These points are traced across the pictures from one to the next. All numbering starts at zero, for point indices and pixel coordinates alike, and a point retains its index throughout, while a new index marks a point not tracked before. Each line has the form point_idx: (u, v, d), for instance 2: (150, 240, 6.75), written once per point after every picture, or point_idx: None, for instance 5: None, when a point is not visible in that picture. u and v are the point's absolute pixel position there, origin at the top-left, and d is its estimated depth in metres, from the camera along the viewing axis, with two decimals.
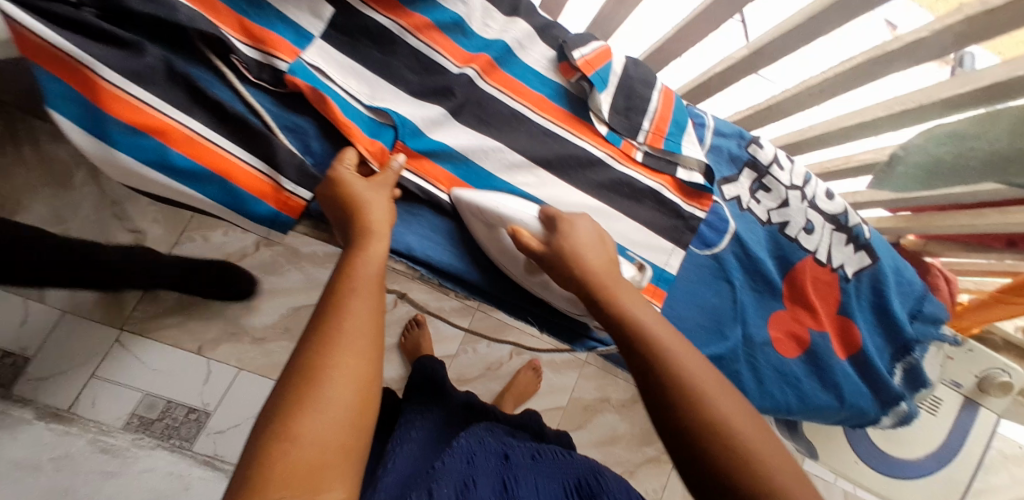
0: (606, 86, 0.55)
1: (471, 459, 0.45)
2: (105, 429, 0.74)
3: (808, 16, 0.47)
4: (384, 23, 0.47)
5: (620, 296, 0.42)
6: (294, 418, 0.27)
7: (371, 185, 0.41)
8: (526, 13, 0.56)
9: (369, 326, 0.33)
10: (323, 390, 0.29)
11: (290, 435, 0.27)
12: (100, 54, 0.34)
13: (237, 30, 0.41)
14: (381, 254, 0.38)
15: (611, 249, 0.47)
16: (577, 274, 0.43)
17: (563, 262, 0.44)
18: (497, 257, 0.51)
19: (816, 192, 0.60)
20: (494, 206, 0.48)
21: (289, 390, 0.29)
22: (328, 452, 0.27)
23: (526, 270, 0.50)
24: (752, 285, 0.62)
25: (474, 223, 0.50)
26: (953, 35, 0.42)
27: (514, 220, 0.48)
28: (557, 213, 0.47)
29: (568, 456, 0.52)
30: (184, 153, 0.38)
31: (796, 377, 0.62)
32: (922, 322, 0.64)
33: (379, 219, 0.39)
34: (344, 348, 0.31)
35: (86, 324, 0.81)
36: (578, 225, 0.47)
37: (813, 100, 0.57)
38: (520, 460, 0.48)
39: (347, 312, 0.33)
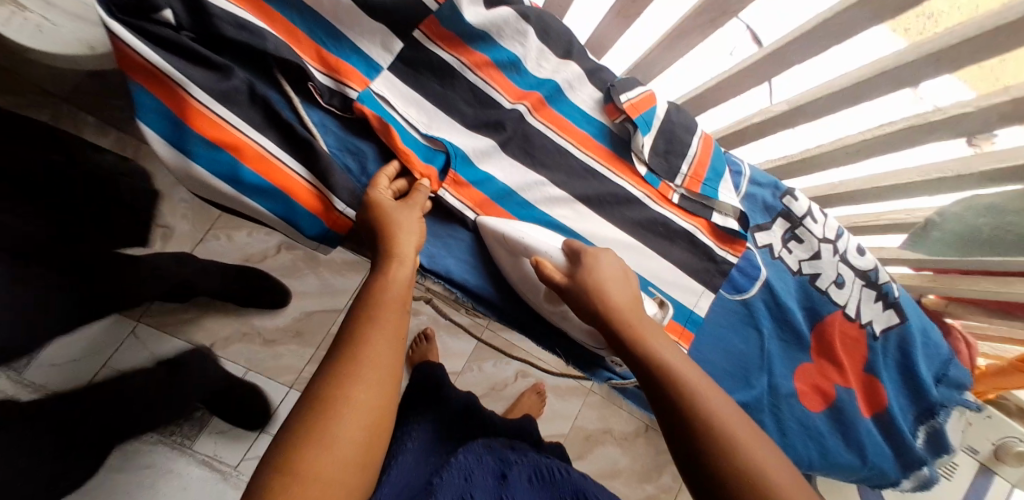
0: (649, 129, 0.57)
1: (469, 476, 0.44)
2: None
3: (853, 82, 0.48)
4: (447, 58, 0.50)
5: (648, 338, 0.43)
6: (302, 449, 0.28)
7: (403, 209, 0.42)
8: (579, 57, 0.58)
9: (386, 355, 0.33)
10: (335, 422, 0.29)
11: (296, 466, 0.27)
12: (194, 75, 0.37)
13: (315, 59, 0.44)
14: (403, 280, 0.38)
15: (634, 285, 0.48)
16: (600, 310, 0.44)
17: (587, 296, 0.44)
18: (518, 284, 0.52)
19: (848, 248, 0.61)
20: (519, 235, 0.49)
21: (303, 418, 0.30)
22: (332, 489, 0.28)
23: (546, 298, 0.51)
24: (780, 335, 0.62)
25: (497, 250, 0.51)
26: (997, 114, 0.43)
27: (538, 252, 0.49)
28: (581, 247, 0.48)
29: (567, 475, 0.49)
30: (254, 170, 0.40)
31: (820, 432, 0.62)
32: (947, 386, 0.64)
33: (405, 244, 0.40)
34: (358, 378, 0.31)
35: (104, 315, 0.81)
36: (601, 260, 0.47)
37: (849, 158, 0.58)
38: (519, 480, 0.46)
39: (363, 341, 0.33)
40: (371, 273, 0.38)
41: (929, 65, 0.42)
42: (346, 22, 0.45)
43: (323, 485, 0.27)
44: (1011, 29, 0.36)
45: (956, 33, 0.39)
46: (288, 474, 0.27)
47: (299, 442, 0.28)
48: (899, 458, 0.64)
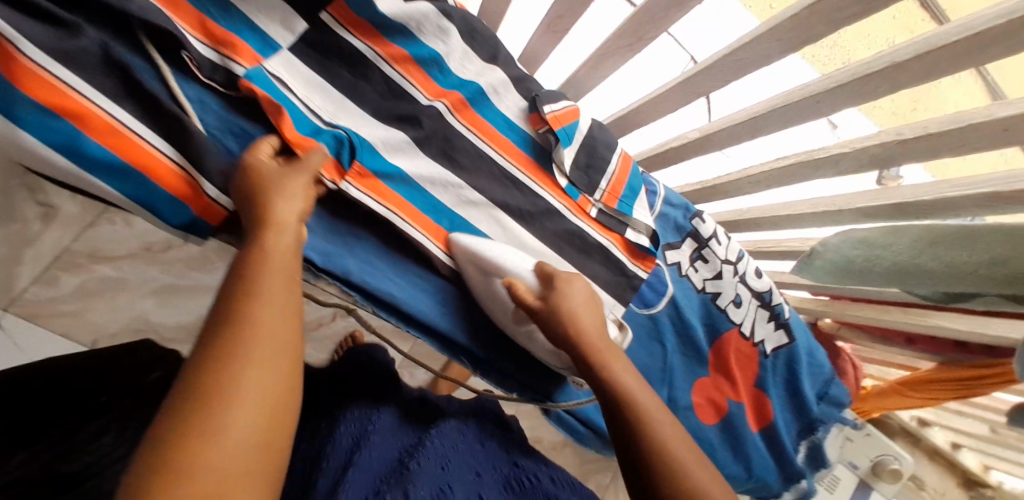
0: (570, 142, 0.57)
1: (446, 465, 0.41)
2: None
3: (752, 115, 0.51)
4: (361, 48, 0.47)
5: (610, 360, 0.42)
6: (181, 446, 0.21)
7: (285, 173, 0.38)
8: (503, 64, 0.57)
9: (277, 327, 0.28)
10: (224, 407, 0.23)
11: (180, 469, 0.21)
12: (24, 27, 0.32)
13: (196, 29, 0.40)
14: (287, 247, 0.34)
15: (602, 308, 0.48)
16: (571, 335, 0.43)
17: (557, 322, 0.44)
18: (487, 303, 0.52)
19: (747, 270, 0.63)
20: (491, 258, 0.49)
21: (174, 413, 0.23)
22: (234, 481, 0.22)
23: (513, 319, 0.51)
24: (683, 351, 0.64)
25: (469, 271, 0.51)
26: (868, 156, 0.47)
27: (510, 273, 0.48)
28: (554, 271, 0.48)
29: (538, 479, 0.44)
30: (102, 144, 0.35)
31: (711, 445, 0.64)
32: (828, 404, 0.67)
33: (287, 210, 0.36)
34: (246, 354, 0.26)
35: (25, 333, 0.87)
36: (573, 285, 0.46)
37: (751, 188, 0.62)
38: (493, 484, 0.42)
39: (247, 314, 0.28)
40: (246, 244, 0.33)
41: (812, 106, 0.45)
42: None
43: (218, 482, 0.21)
44: (875, 79, 0.39)
45: (831, 78, 0.42)
46: (165, 483, 0.20)
47: (174, 441, 0.22)
48: (781, 471, 0.67)
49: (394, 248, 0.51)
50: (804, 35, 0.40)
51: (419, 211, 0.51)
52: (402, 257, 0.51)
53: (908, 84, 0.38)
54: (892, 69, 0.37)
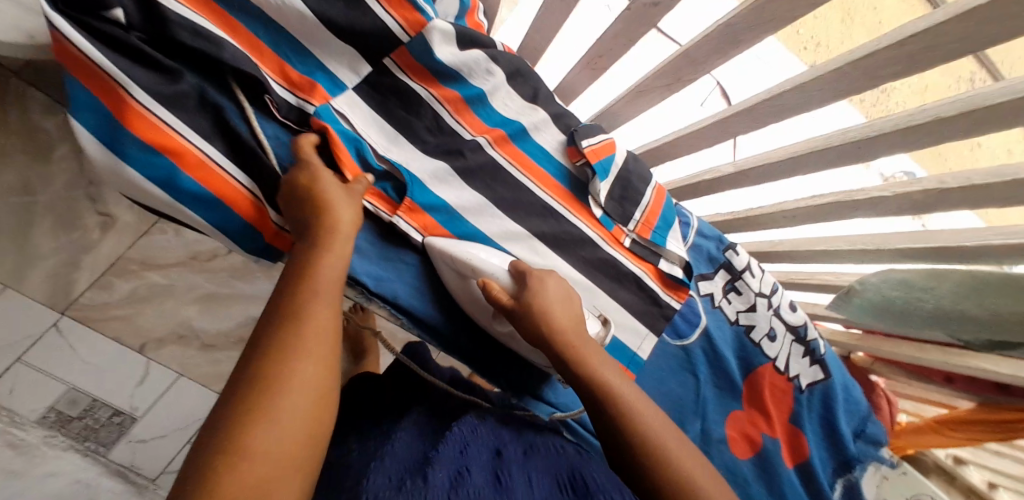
0: (606, 175, 0.59)
1: (465, 448, 0.47)
2: (19, 420, 0.81)
3: (788, 156, 0.53)
4: (418, 90, 0.50)
5: (590, 358, 0.45)
6: (248, 429, 0.27)
7: (342, 189, 0.41)
8: (544, 102, 0.59)
9: (329, 331, 0.33)
10: (277, 397, 0.28)
11: (244, 446, 0.26)
12: (137, 76, 0.36)
13: (277, 73, 0.43)
14: (345, 256, 0.38)
15: (577, 305, 0.50)
16: (545, 334, 0.45)
17: (532, 320, 0.46)
18: (467, 304, 0.53)
19: (781, 303, 0.64)
20: (468, 257, 0.49)
21: (242, 395, 0.28)
22: (283, 464, 0.27)
23: (494, 318, 0.52)
24: (716, 383, 0.64)
25: (445, 269, 0.51)
26: (910, 200, 0.48)
27: (485, 274, 0.49)
28: (528, 270, 0.50)
29: (561, 450, 0.55)
30: (195, 179, 0.39)
31: (746, 479, 0.63)
32: (864, 442, 0.68)
33: (346, 222, 0.39)
34: (302, 355, 0.31)
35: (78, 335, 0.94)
36: (547, 282, 0.49)
37: (786, 222, 0.63)
38: (515, 457, 0.50)
39: (308, 317, 0.32)
40: (310, 247, 0.37)
41: (852, 150, 0.47)
42: (304, 34, 0.43)
43: (270, 462, 0.27)
44: (920, 129, 0.40)
45: (874, 126, 0.43)
46: (231, 456, 0.26)
47: (240, 421, 0.27)
48: None
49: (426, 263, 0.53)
50: (849, 85, 0.42)
51: (439, 226, 0.52)
52: (419, 260, 0.52)
53: (952, 137, 0.39)
54: (937, 122, 0.38)
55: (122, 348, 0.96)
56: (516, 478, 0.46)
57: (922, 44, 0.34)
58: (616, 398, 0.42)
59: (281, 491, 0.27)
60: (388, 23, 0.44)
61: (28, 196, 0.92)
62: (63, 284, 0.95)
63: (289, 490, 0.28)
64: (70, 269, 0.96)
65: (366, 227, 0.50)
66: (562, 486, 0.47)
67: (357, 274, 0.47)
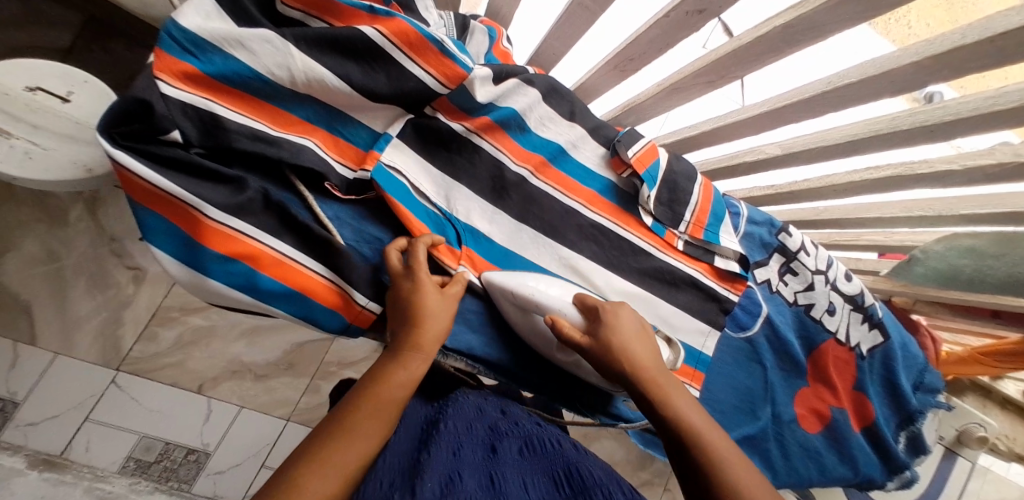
0: (654, 182, 0.58)
1: (458, 451, 0.43)
2: (99, 473, 0.78)
3: (847, 138, 0.52)
4: (457, 129, 0.49)
5: (672, 395, 0.44)
6: (316, 462, 0.33)
7: (442, 298, 0.42)
8: (581, 117, 0.58)
9: (399, 394, 0.38)
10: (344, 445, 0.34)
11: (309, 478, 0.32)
12: (203, 191, 0.35)
13: (329, 146, 0.41)
14: (436, 334, 0.41)
15: (653, 338, 0.48)
16: (625, 373, 0.44)
17: (609, 359, 0.45)
18: (529, 335, 0.51)
19: (837, 276, 0.65)
20: (527, 292, 0.48)
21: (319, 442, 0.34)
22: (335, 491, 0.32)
23: (558, 347, 0.51)
24: (780, 365, 0.65)
25: (506, 306, 0.50)
26: (982, 173, 0.47)
27: (552, 310, 0.47)
28: (599, 304, 0.47)
29: (560, 448, 0.48)
30: (274, 277, 0.38)
31: (817, 451, 0.66)
32: (924, 392, 0.70)
33: (435, 316, 0.41)
34: (376, 412, 0.37)
35: (140, 380, 0.96)
36: (621, 315, 0.47)
37: (835, 194, 0.63)
38: (510, 455, 0.45)
39: (387, 377, 0.38)
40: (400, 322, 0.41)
41: (924, 133, 0.46)
42: (353, 107, 0.41)
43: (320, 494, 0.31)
44: (1003, 113, 0.40)
45: (949, 110, 0.43)
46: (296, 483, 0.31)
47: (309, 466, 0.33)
48: (886, 464, 0.69)
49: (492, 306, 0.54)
50: (924, 75, 0.41)
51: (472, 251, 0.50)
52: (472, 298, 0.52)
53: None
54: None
55: (181, 392, 0.99)
56: (513, 482, 0.40)
57: (1017, 39, 0.34)
58: (687, 422, 0.42)
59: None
60: (427, 81, 0.41)
61: (54, 262, 0.90)
62: (111, 344, 0.95)
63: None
64: (114, 327, 0.96)
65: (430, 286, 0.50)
66: (560, 484, 0.42)
67: None
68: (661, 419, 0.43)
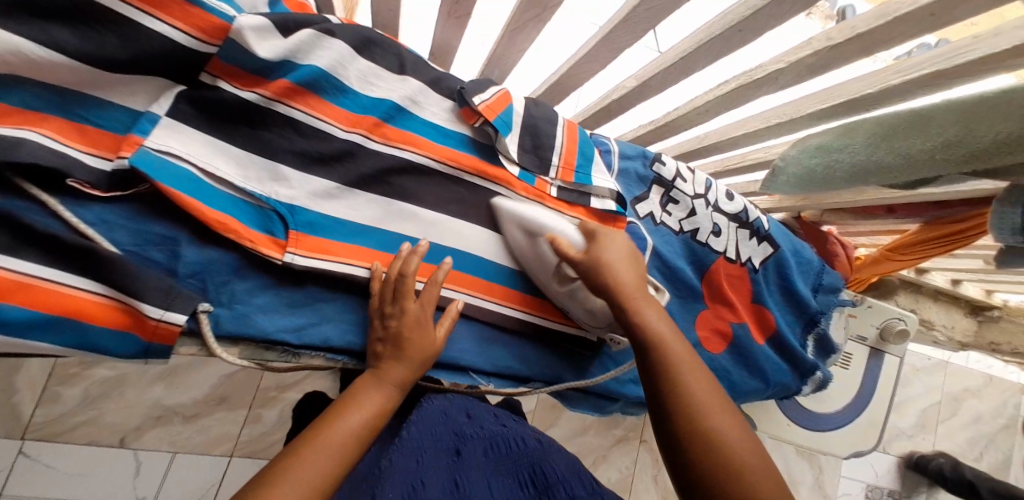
0: (509, 129, 0.55)
1: (420, 457, 0.43)
2: None
3: (680, 55, 0.50)
4: (252, 98, 0.42)
5: (645, 310, 0.47)
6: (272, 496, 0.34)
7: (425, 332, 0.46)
8: (414, 70, 0.52)
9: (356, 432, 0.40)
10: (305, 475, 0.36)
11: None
12: None
13: (67, 134, 0.35)
14: (398, 376, 0.44)
15: (641, 264, 0.51)
16: (610, 281, 0.48)
17: (600, 269, 0.48)
18: (529, 261, 0.55)
19: (718, 196, 0.65)
20: (534, 217, 0.52)
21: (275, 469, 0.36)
22: None
23: (556, 277, 0.54)
24: (676, 293, 0.63)
25: (511, 229, 0.54)
26: (806, 66, 0.45)
27: (552, 230, 0.51)
28: (596, 227, 0.52)
29: (524, 445, 0.48)
30: (21, 304, 0.33)
31: (725, 370, 0.65)
32: (825, 294, 0.70)
33: (412, 349, 0.45)
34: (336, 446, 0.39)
35: (51, 445, 0.93)
36: (614, 240, 0.51)
37: (701, 118, 0.61)
38: (475, 455, 0.46)
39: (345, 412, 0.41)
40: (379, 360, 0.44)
41: (736, 35, 0.44)
42: (91, 84, 0.36)
43: None
44: None
45: (751, 2, 0.40)
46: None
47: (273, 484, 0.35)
48: (795, 370, 0.70)
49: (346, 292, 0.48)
50: None
51: (303, 234, 0.44)
52: (314, 289, 0.46)
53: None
54: None
55: (104, 448, 0.95)
56: (477, 484, 0.42)
57: None
58: (668, 351, 0.45)
59: None
60: (174, 36, 0.36)
61: None
62: (9, 412, 0.91)
63: None
64: (8, 395, 0.91)
65: (251, 276, 0.43)
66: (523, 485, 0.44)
67: (269, 334, 0.43)
68: (632, 326, 0.47)
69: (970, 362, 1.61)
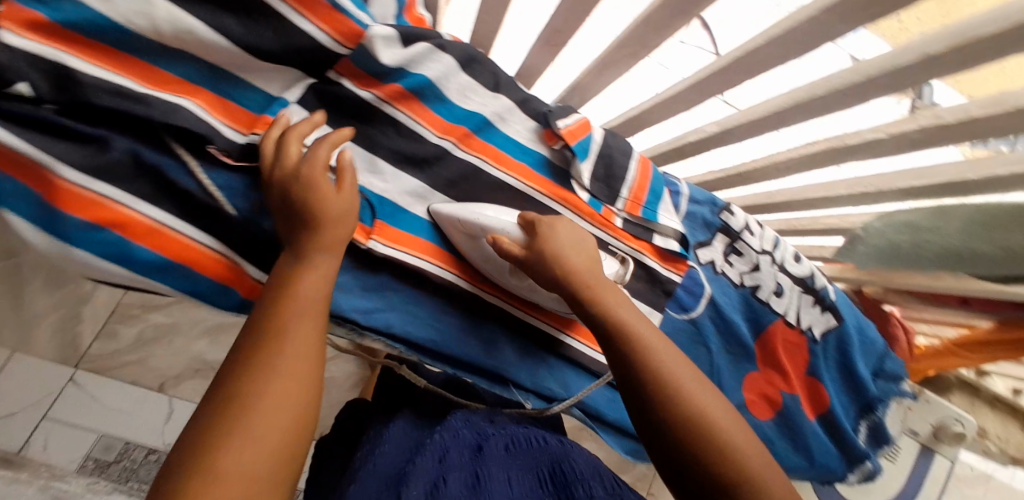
0: (586, 155, 0.57)
1: (443, 456, 0.42)
2: (57, 473, 0.82)
3: (774, 109, 0.50)
4: (367, 97, 0.47)
5: (602, 297, 0.46)
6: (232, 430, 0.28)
7: (339, 193, 0.39)
8: (507, 88, 0.56)
9: (306, 344, 0.33)
10: (258, 401, 0.29)
11: (226, 444, 0.27)
12: (62, 153, 0.33)
13: (215, 107, 0.39)
14: (327, 265, 0.38)
15: (591, 250, 0.50)
16: (557, 274, 0.46)
17: (543, 264, 0.47)
18: (481, 265, 0.52)
19: (785, 257, 0.64)
20: (474, 217, 0.49)
21: (236, 383, 0.30)
22: (271, 454, 0.28)
23: (511, 273, 0.52)
24: (728, 348, 0.63)
25: (456, 235, 0.51)
26: (908, 140, 0.45)
27: (493, 230, 0.49)
28: (536, 218, 0.49)
29: (545, 445, 0.49)
30: (150, 247, 0.37)
31: (769, 439, 0.63)
32: (885, 380, 0.68)
33: (330, 222, 0.38)
34: (285, 361, 0.32)
35: (99, 377, 0.99)
36: (556, 228, 0.49)
37: (780, 173, 0.61)
38: (496, 449, 0.46)
39: (288, 321, 0.34)
40: (296, 263, 0.37)
41: (841, 98, 0.44)
42: (238, 66, 0.40)
43: (251, 459, 0.27)
44: (911, 70, 0.38)
45: (862, 70, 0.41)
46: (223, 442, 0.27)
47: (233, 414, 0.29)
48: (843, 455, 0.66)
49: (415, 286, 0.52)
50: (831, 31, 0.39)
51: (386, 224, 0.48)
52: (386, 278, 0.50)
53: (940, 74, 0.37)
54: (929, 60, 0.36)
55: (143, 389, 1.01)
56: (496, 478, 0.42)
57: None
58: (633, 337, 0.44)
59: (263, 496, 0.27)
60: (319, 37, 0.40)
61: None
62: (70, 340, 0.98)
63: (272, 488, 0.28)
64: (73, 323, 0.99)
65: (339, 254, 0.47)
66: (543, 480, 0.44)
67: (343, 311, 0.47)
68: (594, 321, 0.46)
69: (1017, 482, 1.49)
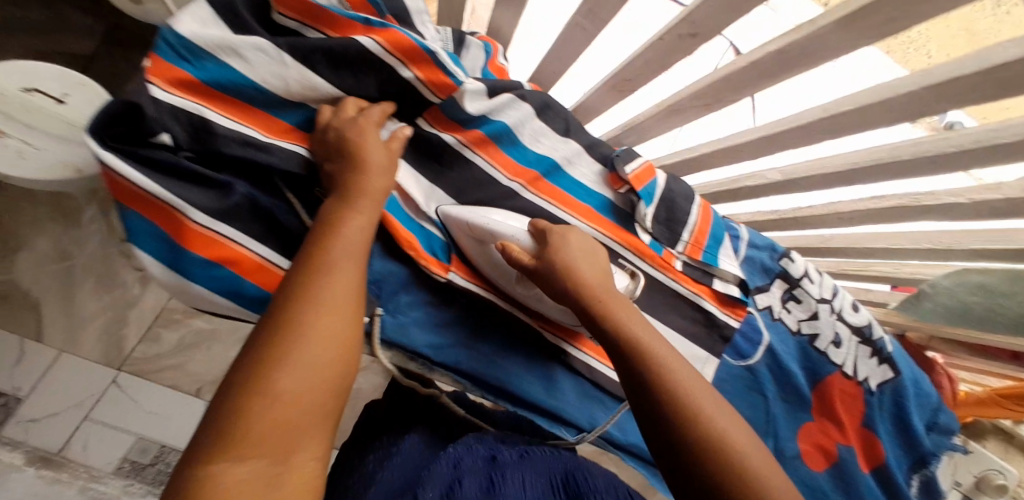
0: (651, 199, 0.57)
1: (456, 463, 0.39)
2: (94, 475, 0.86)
3: (851, 164, 0.50)
4: (450, 141, 0.48)
5: (616, 311, 0.41)
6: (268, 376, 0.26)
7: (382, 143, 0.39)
8: (576, 133, 0.57)
9: (347, 292, 0.32)
10: (300, 345, 0.28)
11: (263, 392, 0.26)
12: (192, 197, 0.36)
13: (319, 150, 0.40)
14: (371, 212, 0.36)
15: (603, 262, 0.46)
16: (571, 286, 0.43)
17: (554, 275, 0.43)
18: (489, 272, 0.50)
19: (843, 306, 0.64)
20: (483, 222, 0.46)
21: (274, 330, 0.28)
22: (307, 396, 0.27)
23: (518, 282, 0.49)
24: (784, 396, 0.63)
25: (464, 239, 0.48)
26: (989, 208, 0.45)
27: (503, 236, 0.46)
28: (547, 227, 0.46)
29: (561, 456, 0.47)
30: (257, 284, 0.38)
31: (823, 491, 0.63)
32: (938, 434, 0.67)
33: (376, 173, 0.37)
34: (323, 308, 0.30)
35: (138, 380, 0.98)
36: (567, 237, 0.46)
37: (841, 222, 0.61)
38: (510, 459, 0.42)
39: (330, 265, 0.32)
40: (337, 205, 0.36)
41: (926, 163, 0.44)
42: None
43: (286, 407, 0.26)
44: (1005, 148, 0.38)
45: (952, 140, 0.41)
46: (259, 388, 0.26)
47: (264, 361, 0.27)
48: None
49: (486, 325, 0.53)
50: (926, 104, 0.39)
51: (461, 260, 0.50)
52: (459, 315, 0.51)
53: None
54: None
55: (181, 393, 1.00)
56: (511, 483, 0.38)
57: (1012, 72, 0.32)
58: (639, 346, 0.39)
59: (300, 442, 0.26)
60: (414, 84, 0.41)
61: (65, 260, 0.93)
62: (114, 342, 0.98)
63: (311, 439, 0.27)
64: (118, 326, 0.98)
65: (418, 289, 0.49)
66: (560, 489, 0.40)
67: (419, 348, 0.48)
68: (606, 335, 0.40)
69: None
